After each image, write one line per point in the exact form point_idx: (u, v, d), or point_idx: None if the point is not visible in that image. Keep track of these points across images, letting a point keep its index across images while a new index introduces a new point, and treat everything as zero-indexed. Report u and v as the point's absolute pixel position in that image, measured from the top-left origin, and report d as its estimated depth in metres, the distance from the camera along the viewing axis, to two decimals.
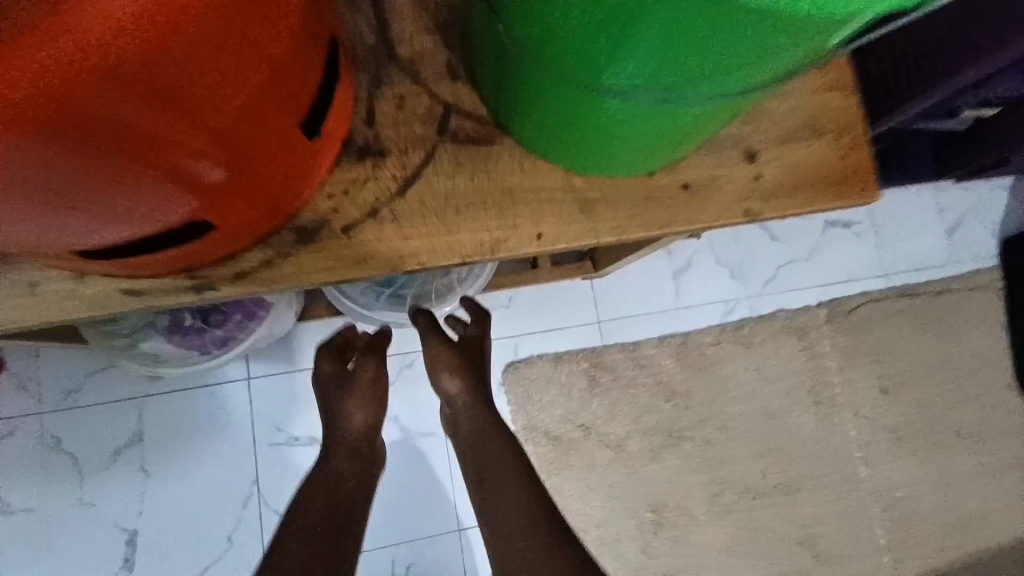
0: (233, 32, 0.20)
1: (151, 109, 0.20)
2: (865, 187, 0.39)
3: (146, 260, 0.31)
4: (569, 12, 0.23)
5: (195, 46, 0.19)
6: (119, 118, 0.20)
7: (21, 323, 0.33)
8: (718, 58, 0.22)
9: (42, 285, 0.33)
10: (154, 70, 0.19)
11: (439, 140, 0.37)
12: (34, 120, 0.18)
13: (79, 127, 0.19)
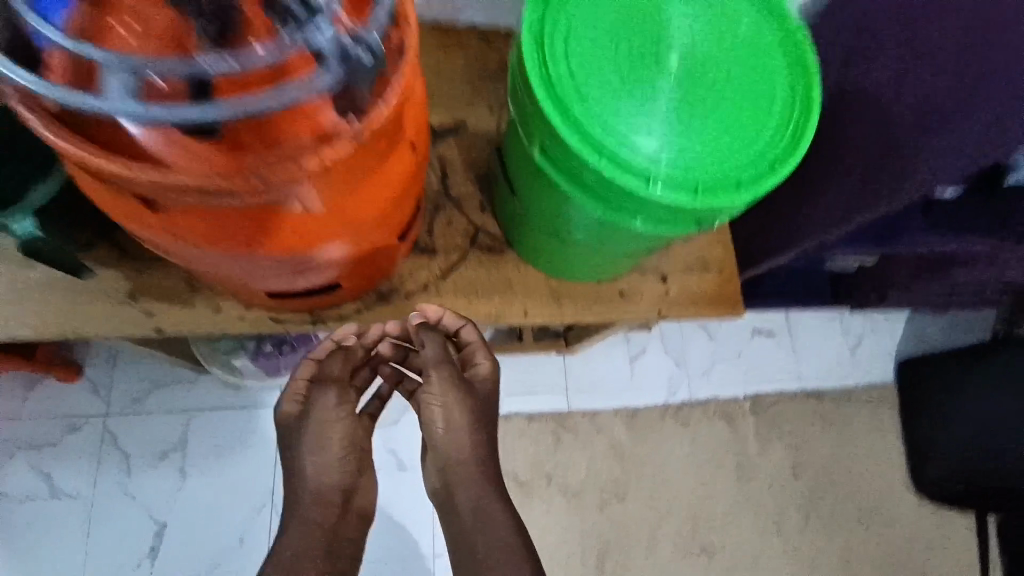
0: (393, 205, 0.43)
1: (349, 238, 0.43)
2: (732, 305, 0.63)
3: (292, 302, 0.52)
4: (550, 204, 0.47)
5: (378, 213, 0.42)
6: (335, 241, 0.42)
7: (204, 330, 0.52)
8: (620, 237, 0.46)
9: (223, 309, 0.52)
10: (359, 223, 0.42)
11: (470, 248, 0.60)
12: (308, 240, 0.40)
13: (321, 243, 0.41)
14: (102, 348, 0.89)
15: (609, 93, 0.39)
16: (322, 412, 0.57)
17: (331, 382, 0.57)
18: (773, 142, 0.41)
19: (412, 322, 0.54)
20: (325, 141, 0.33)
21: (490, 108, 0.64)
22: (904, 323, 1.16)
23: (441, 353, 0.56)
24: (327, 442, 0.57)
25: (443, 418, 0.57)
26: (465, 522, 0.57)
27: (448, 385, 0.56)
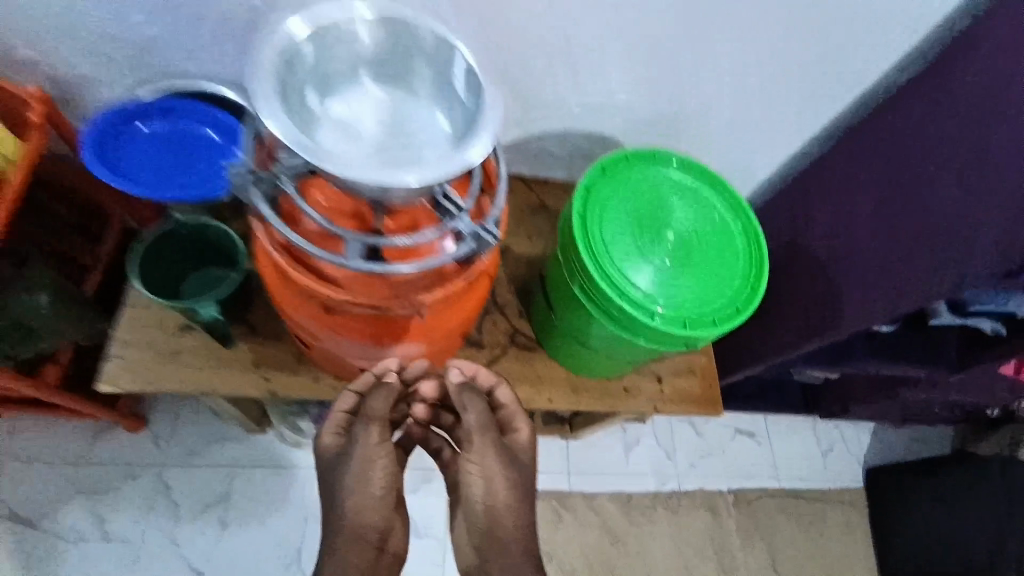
0: (469, 319, 0.62)
1: (435, 338, 0.60)
2: (712, 405, 0.79)
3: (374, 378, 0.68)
4: (579, 322, 0.64)
5: (458, 325, 0.60)
6: (426, 339, 0.60)
7: (305, 395, 0.67)
8: (629, 349, 0.63)
9: (320, 379, 0.67)
10: (445, 330, 0.59)
11: (509, 344, 0.76)
12: (409, 336, 0.58)
13: (417, 339, 0.59)
14: (166, 402, 1.01)
15: (629, 255, 0.58)
16: (365, 447, 0.61)
17: (376, 418, 0.61)
18: (738, 294, 0.60)
19: (453, 380, 0.63)
20: (447, 280, 0.52)
21: (529, 235, 0.83)
22: (872, 432, 1.29)
23: (484, 419, 0.64)
24: (371, 478, 0.61)
25: (483, 477, 0.65)
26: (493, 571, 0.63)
27: (488, 449, 0.65)
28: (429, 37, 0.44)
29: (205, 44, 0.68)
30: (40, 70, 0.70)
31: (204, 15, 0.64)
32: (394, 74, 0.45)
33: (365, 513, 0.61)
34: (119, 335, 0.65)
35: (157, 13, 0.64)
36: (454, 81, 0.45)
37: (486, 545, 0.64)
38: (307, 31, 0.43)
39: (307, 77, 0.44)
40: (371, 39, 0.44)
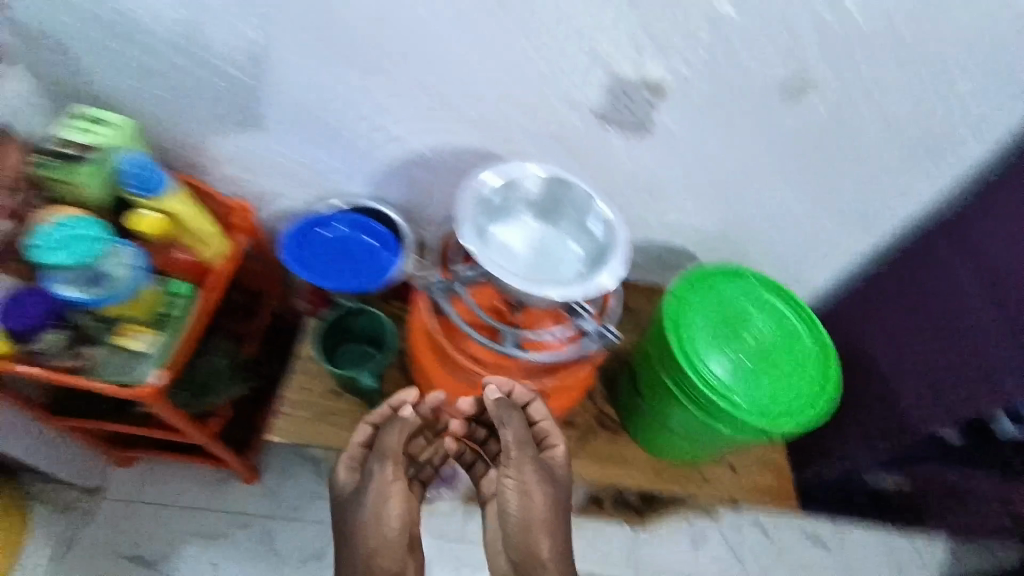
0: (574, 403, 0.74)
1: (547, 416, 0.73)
2: (788, 499, 0.84)
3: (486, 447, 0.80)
4: (664, 409, 0.74)
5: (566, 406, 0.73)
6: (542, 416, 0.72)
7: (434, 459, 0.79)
8: (710, 436, 0.72)
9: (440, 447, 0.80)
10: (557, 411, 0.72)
11: (597, 426, 0.86)
12: None
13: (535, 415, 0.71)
14: (277, 458, 1.14)
15: (713, 354, 0.70)
16: (381, 484, 0.71)
17: (386, 454, 0.71)
18: (812, 398, 0.70)
19: (488, 398, 0.61)
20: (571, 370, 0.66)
21: None
22: (953, 550, 1.25)
23: (520, 433, 0.64)
24: (387, 516, 0.71)
25: (522, 489, 0.65)
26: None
27: (525, 464, 0.65)
28: (580, 195, 0.60)
29: (372, 171, 0.88)
30: (246, 185, 0.92)
31: (377, 153, 0.85)
32: (550, 215, 0.62)
33: (381, 552, 0.70)
34: (289, 395, 0.83)
35: (342, 150, 0.85)
36: (591, 228, 0.61)
37: (521, 563, 0.64)
38: (496, 181, 0.59)
39: (491, 214, 0.60)
40: (537, 191, 0.60)
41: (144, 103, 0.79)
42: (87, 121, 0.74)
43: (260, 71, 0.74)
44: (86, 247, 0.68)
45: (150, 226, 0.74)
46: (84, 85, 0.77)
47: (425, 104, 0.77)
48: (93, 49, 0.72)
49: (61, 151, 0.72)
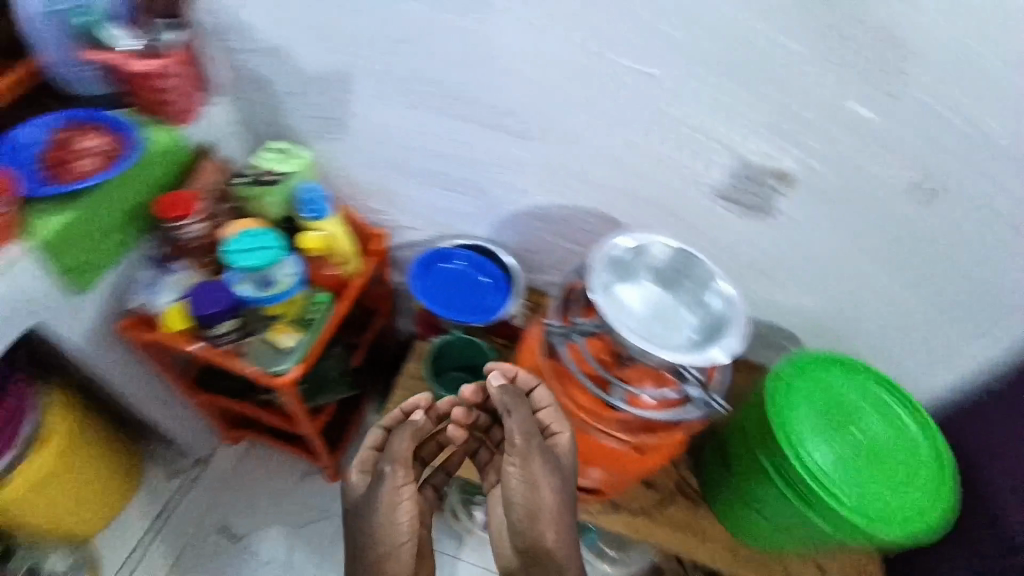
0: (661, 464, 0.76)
1: (635, 472, 0.75)
2: None
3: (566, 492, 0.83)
4: (756, 488, 0.73)
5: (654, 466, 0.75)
6: (631, 472, 0.75)
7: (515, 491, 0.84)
8: (804, 527, 0.70)
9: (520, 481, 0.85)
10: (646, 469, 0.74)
11: (679, 494, 0.87)
12: (621, 465, 0.73)
13: (624, 469, 0.74)
14: None
15: (819, 442, 0.69)
16: (392, 487, 0.77)
17: (398, 459, 0.77)
18: (920, 509, 0.68)
19: (493, 385, 0.67)
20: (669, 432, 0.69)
21: None
22: None
23: (527, 424, 0.66)
24: (399, 519, 0.76)
25: (526, 476, 0.66)
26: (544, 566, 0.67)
27: (532, 452, 0.67)
28: (704, 272, 0.65)
29: (499, 218, 0.98)
30: (386, 216, 1.04)
31: (506, 204, 0.94)
32: (671, 281, 0.66)
33: (393, 559, 0.75)
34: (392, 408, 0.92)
35: (473, 197, 0.95)
36: (709, 303, 0.65)
37: (529, 551, 0.67)
38: (633, 241, 0.66)
39: (617, 272, 0.65)
40: (665, 260, 0.66)
41: (324, 141, 0.93)
42: (279, 153, 0.90)
43: (420, 126, 0.86)
44: (265, 254, 0.82)
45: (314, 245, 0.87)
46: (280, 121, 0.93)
47: (556, 169, 0.85)
48: (294, 94, 0.88)
49: (258, 176, 0.88)
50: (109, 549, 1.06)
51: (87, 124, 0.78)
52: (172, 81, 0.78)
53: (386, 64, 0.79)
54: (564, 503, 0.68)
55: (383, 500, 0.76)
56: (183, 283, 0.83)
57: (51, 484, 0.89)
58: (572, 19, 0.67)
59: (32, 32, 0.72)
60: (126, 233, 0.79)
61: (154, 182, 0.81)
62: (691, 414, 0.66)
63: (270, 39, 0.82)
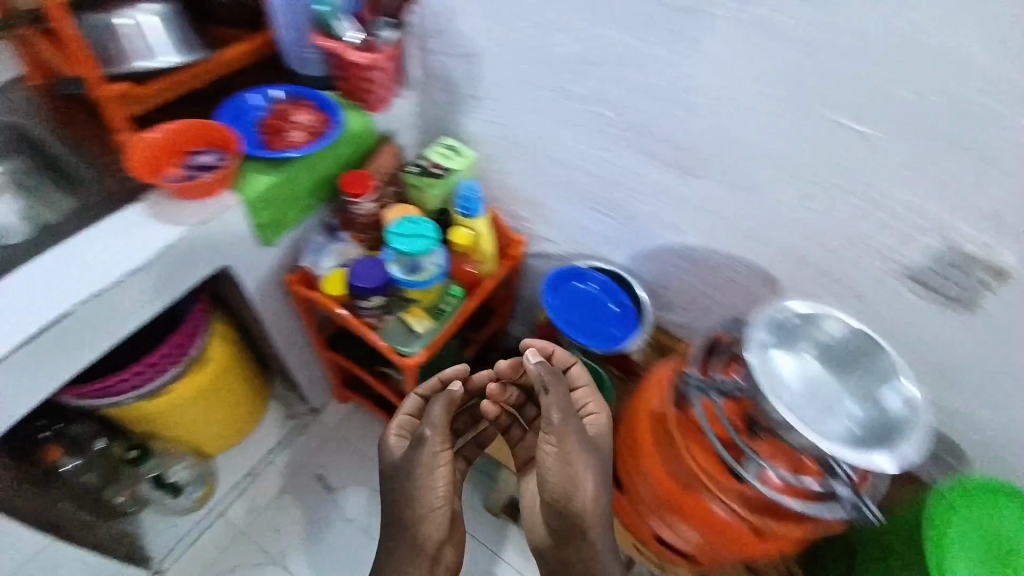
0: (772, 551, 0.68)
1: (743, 552, 0.68)
2: None
3: (649, 540, 0.79)
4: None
5: (766, 552, 0.68)
6: (737, 548, 0.69)
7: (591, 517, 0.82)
8: None
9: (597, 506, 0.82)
10: (756, 550, 0.68)
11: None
12: (730, 538, 0.68)
13: (731, 544, 0.68)
14: None
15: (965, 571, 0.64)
16: (431, 455, 0.80)
17: (435, 424, 0.80)
18: None
19: (533, 363, 0.75)
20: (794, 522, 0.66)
21: None
22: None
23: (563, 404, 0.74)
24: (436, 486, 0.81)
25: (560, 457, 0.75)
26: (576, 530, 0.76)
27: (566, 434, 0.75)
28: (886, 366, 0.60)
29: (641, 248, 0.96)
30: (528, 224, 1.07)
31: (654, 235, 0.92)
32: (837, 362, 0.63)
33: (425, 519, 0.82)
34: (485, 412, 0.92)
35: (620, 224, 0.94)
36: (881, 401, 0.60)
37: (564, 523, 0.77)
38: (808, 310, 0.61)
39: (780, 341, 0.62)
40: (841, 341, 0.61)
41: (491, 143, 0.98)
42: (448, 150, 0.96)
43: (588, 145, 0.86)
44: (419, 242, 0.87)
45: (463, 240, 0.92)
46: (455, 119, 0.99)
47: (717, 212, 0.81)
48: (475, 99, 0.93)
49: (428, 168, 0.94)
50: (227, 470, 1.17)
51: (302, 100, 0.89)
52: (377, 74, 0.86)
53: (570, 85, 0.81)
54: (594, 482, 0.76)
55: (423, 463, 0.79)
56: (345, 252, 0.91)
57: (202, 398, 1.01)
58: (782, 68, 0.64)
59: (278, 16, 0.84)
60: (312, 200, 0.88)
61: (343, 159, 0.90)
62: (834, 513, 0.59)
63: (468, 47, 0.87)
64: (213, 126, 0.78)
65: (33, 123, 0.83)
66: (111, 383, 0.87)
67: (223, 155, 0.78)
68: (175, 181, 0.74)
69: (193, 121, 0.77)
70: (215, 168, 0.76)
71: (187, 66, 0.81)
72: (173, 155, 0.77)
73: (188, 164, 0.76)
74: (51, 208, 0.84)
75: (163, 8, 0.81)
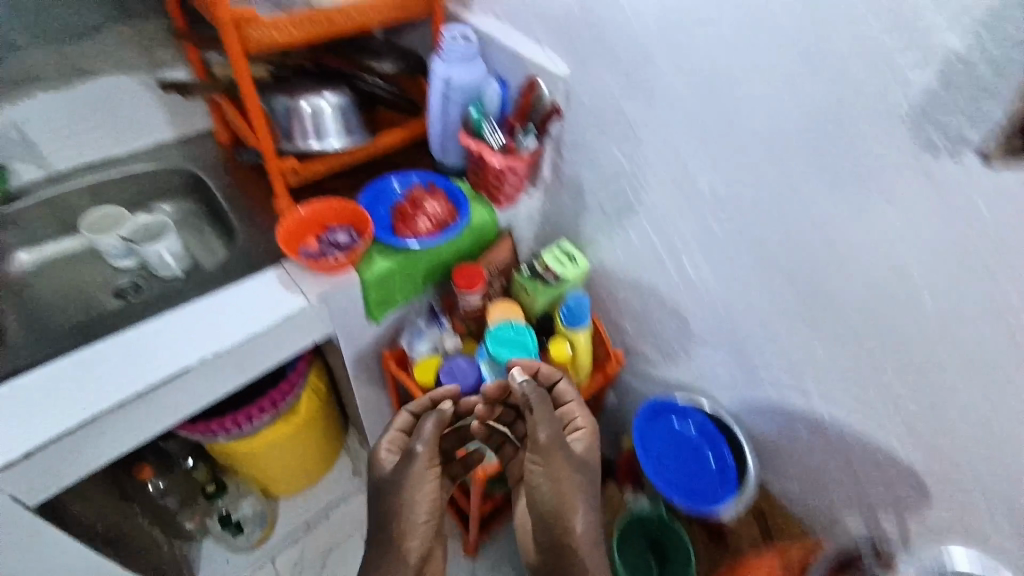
0: None
1: None
2: None
3: None
4: None
5: None
6: None
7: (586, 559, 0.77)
8: None
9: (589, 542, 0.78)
10: None
11: None
12: None
13: None
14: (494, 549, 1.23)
15: None
16: (419, 470, 0.77)
17: (427, 439, 0.77)
18: None
19: (523, 382, 0.79)
20: None
21: None
22: None
23: (551, 422, 0.79)
24: (422, 500, 0.78)
25: (551, 478, 0.78)
26: (567, 547, 0.77)
27: (554, 455, 0.78)
28: None
29: (754, 400, 0.86)
30: (630, 341, 1.02)
31: (773, 391, 0.82)
32: None
33: (411, 533, 0.77)
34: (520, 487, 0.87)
35: (739, 370, 0.85)
36: None
37: (558, 539, 0.78)
38: (975, 570, 0.66)
39: None
40: None
41: (608, 256, 0.96)
42: (567, 255, 0.94)
43: (715, 282, 0.81)
44: (523, 350, 0.87)
45: (562, 353, 0.90)
46: (576, 227, 0.99)
47: (858, 387, 0.71)
48: (603, 213, 0.92)
49: (542, 271, 0.92)
50: (286, 511, 1.18)
51: (438, 188, 0.93)
52: (512, 177, 0.89)
53: (711, 224, 0.76)
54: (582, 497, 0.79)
55: (410, 477, 0.77)
56: (440, 339, 0.92)
57: (285, 444, 1.05)
58: (979, 262, 0.54)
59: (433, 113, 0.91)
60: (424, 284, 0.90)
61: (462, 250, 0.92)
62: None
63: (606, 164, 0.86)
64: (354, 209, 0.84)
65: (214, 179, 0.95)
66: (218, 424, 0.93)
67: (356, 234, 0.83)
68: (309, 254, 0.80)
69: (338, 202, 0.84)
70: (346, 247, 0.80)
71: (347, 148, 0.92)
72: (315, 228, 0.84)
73: (325, 238, 0.81)
74: (207, 251, 0.98)
75: (340, 97, 0.89)
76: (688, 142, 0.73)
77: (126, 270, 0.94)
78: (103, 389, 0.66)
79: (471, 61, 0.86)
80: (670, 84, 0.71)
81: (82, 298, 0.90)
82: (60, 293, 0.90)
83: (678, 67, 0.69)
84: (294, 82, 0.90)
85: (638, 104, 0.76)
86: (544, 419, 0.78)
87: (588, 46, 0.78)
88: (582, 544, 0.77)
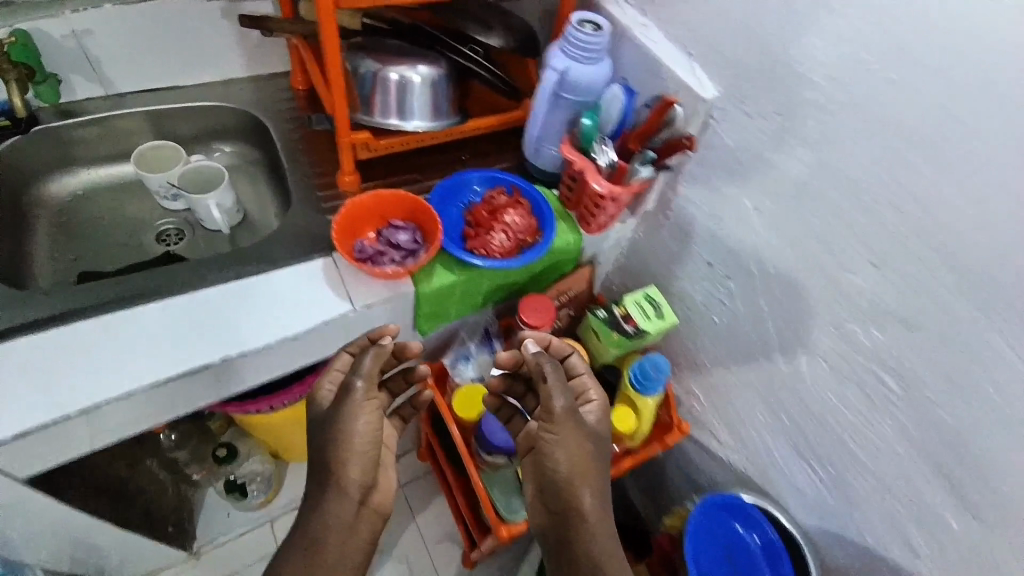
0: None
1: None
2: None
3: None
4: None
5: None
6: None
7: (600, 547, 0.61)
8: None
9: (603, 525, 0.62)
10: None
11: None
12: None
13: None
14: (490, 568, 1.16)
15: None
16: (355, 403, 0.65)
17: (363, 373, 0.66)
18: None
19: (532, 348, 0.68)
20: None
21: None
22: None
23: (565, 386, 0.66)
24: (359, 433, 0.65)
25: (563, 448, 0.64)
26: (576, 528, 0.62)
27: (568, 421, 0.65)
28: None
29: (830, 523, 0.73)
30: (695, 407, 0.89)
31: (861, 525, 0.70)
32: None
33: (349, 466, 0.65)
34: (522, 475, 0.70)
35: (829, 490, 0.72)
36: None
37: (566, 515, 0.63)
38: None
39: None
40: None
41: (695, 312, 0.83)
42: (650, 305, 0.79)
43: (830, 389, 0.67)
44: None
45: (629, 422, 0.78)
46: (668, 270, 0.85)
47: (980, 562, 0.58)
48: (709, 267, 0.77)
49: (620, 318, 0.78)
50: (292, 479, 1.12)
51: (523, 197, 0.80)
52: (610, 205, 0.74)
53: (854, 329, 0.61)
54: (600, 471, 0.65)
55: (346, 410, 0.65)
56: (487, 367, 0.84)
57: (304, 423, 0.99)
58: None
59: (537, 112, 0.78)
60: (483, 303, 0.79)
61: (532, 273, 0.80)
62: None
63: (726, 213, 0.72)
64: (422, 206, 0.73)
65: (282, 139, 0.87)
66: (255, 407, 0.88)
67: (420, 238, 0.72)
68: (365, 253, 0.70)
69: (404, 194, 0.73)
70: (406, 251, 0.71)
71: (428, 131, 0.80)
72: (376, 223, 0.75)
73: (384, 235, 0.72)
74: (258, 206, 0.90)
75: (433, 71, 0.77)
76: (858, 227, 0.58)
77: (175, 213, 0.88)
78: (114, 370, 0.59)
79: (596, 59, 0.72)
80: (854, 152, 0.56)
81: (125, 235, 0.85)
82: (102, 222, 0.85)
83: (873, 134, 0.54)
84: (385, 45, 0.78)
85: (798, 159, 0.61)
86: (558, 384, 0.65)
87: (752, 74, 0.63)
88: (596, 520, 0.62)
